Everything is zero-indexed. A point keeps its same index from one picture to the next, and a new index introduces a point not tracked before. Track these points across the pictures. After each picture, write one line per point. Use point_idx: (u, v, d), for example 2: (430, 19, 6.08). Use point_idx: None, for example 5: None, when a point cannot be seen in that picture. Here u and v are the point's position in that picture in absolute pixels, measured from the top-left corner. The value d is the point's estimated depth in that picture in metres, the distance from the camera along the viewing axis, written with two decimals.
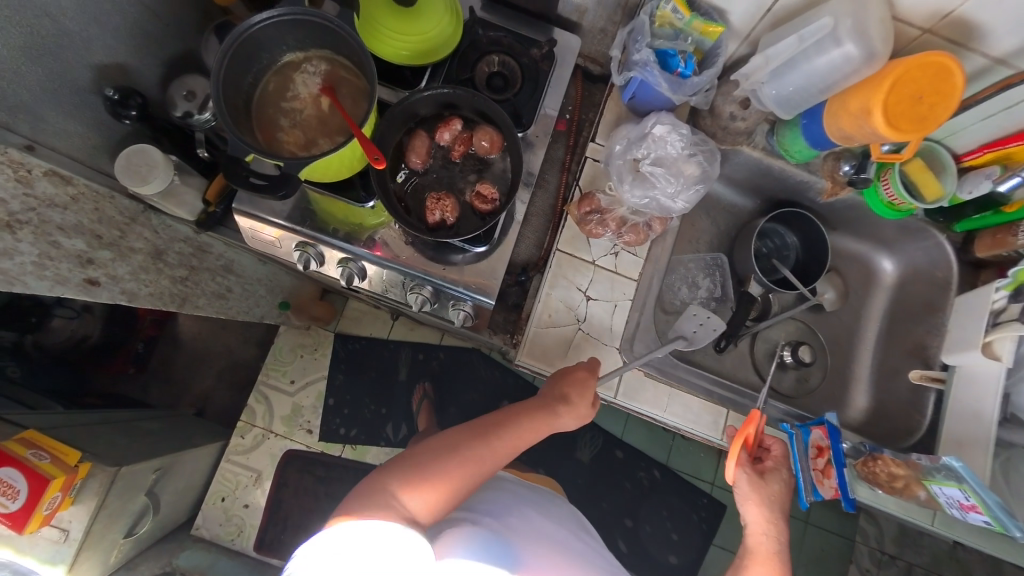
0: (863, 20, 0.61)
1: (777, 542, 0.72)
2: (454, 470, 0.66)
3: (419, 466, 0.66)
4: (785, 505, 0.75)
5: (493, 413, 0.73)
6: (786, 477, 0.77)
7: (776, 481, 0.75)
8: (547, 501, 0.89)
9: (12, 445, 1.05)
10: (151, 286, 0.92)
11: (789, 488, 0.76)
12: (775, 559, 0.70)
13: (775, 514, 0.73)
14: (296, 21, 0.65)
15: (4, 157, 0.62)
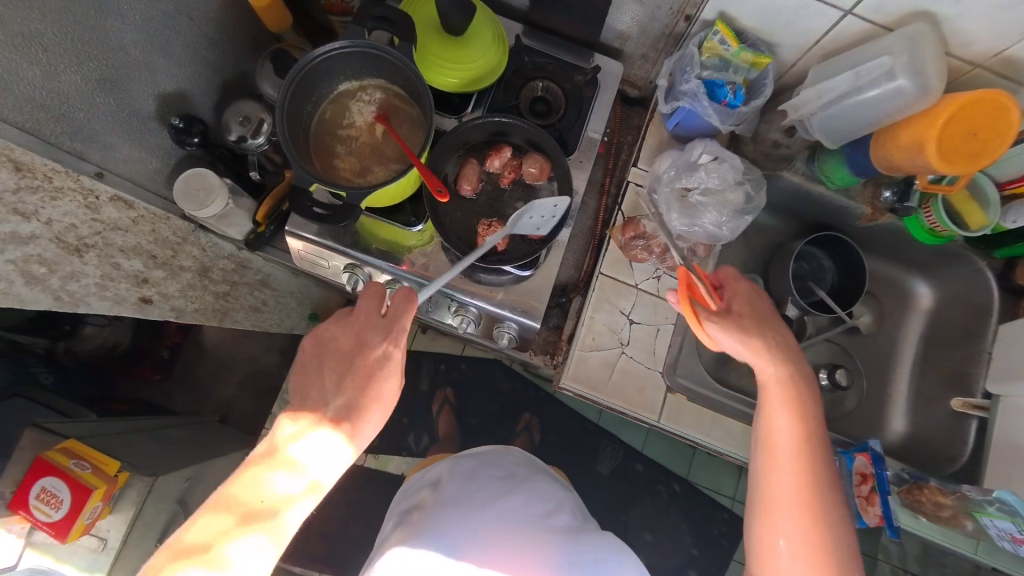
0: (920, 58, 0.62)
1: (804, 422, 0.58)
2: (346, 429, 0.59)
3: (300, 413, 0.60)
4: (805, 375, 0.61)
5: (376, 334, 0.63)
6: (771, 313, 0.65)
7: (772, 338, 0.62)
8: (525, 484, 0.86)
9: (55, 455, 1.07)
10: (196, 302, 0.94)
11: (791, 346, 0.62)
12: (811, 442, 0.57)
13: (788, 385, 0.59)
14: (356, 54, 0.67)
15: (76, 184, 0.62)
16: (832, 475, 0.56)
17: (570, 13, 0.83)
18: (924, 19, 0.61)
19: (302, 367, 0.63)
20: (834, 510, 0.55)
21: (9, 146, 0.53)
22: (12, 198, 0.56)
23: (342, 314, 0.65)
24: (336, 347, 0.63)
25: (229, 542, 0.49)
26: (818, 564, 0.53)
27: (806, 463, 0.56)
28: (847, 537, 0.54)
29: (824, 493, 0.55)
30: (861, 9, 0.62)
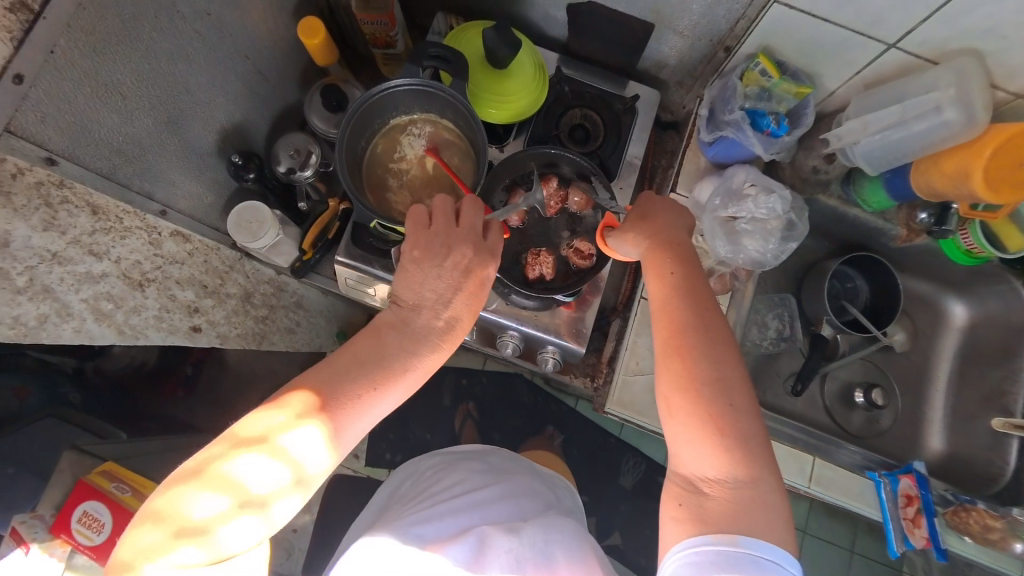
0: (967, 91, 0.64)
1: (689, 315, 0.54)
2: (428, 350, 0.60)
3: (404, 322, 0.61)
4: (685, 268, 0.57)
5: (485, 255, 0.62)
6: (661, 216, 0.61)
7: (646, 240, 0.60)
8: (506, 475, 0.83)
9: (96, 478, 1.04)
10: (239, 327, 0.93)
11: (666, 242, 0.59)
12: (694, 337, 0.53)
13: (675, 279, 0.56)
14: (410, 89, 0.70)
15: (142, 223, 0.63)
16: (729, 366, 0.52)
17: (610, 44, 0.85)
18: (970, 55, 0.63)
19: (420, 254, 0.59)
20: (731, 403, 0.50)
21: (89, 191, 0.54)
22: (87, 239, 0.58)
23: (451, 210, 0.62)
24: (454, 261, 0.60)
25: (226, 467, 0.47)
26: (706, 459, 0.49)
27: (692, 356, 0.52)
28: (747, 430, 0.50)
29: (712, 387, 0.50)
30: (904, 44, 0.64)
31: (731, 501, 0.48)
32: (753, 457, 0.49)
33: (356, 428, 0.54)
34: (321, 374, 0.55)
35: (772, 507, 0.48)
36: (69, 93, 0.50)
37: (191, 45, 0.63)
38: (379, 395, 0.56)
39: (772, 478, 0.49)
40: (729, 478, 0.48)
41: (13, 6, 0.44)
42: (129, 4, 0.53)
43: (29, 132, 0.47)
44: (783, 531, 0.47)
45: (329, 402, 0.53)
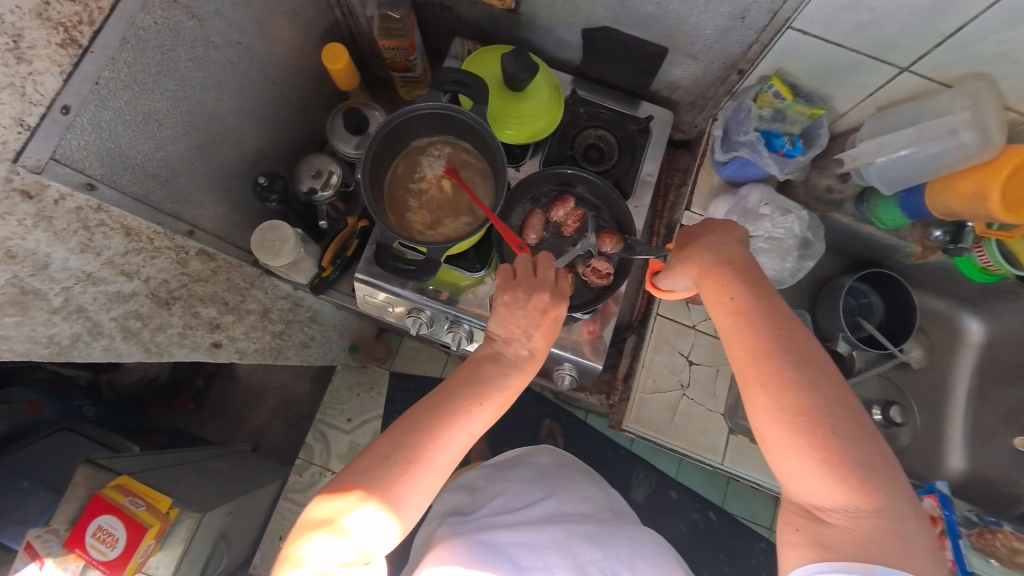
0: (982, 114, 0.65)
1: (766, 334, 0.50)
2: (519, 376, 0.62)
3: (499, 355, 0.63)
4: (751, 284, 0.53)
5: (561, 295, 0.64)
6: (716, 234, 0.59)
7: (702, 260, 0.58)
8: (561, 480, 0.83)
9: (111, 493, 1.04)
10: (257, 342, 0.94)
11: (723, 260, 0.56)
12: (778, 357, 0.49)
13: (738, 297, 0.53)
14: (431, 113, 0.71)
15: (171, 243, 0.64)
16: (828, 385, 0.47)
17: (624, 67, 0.88)
18: (982, 78, 0.64)
19: (512, 298, 0.63)
20: (839, 426, 0.46)
21: (124, 214, 0.56)
22: (119, 260, 0.59)
23: (529, 264, 0.66)
24: (535, 302, 0.63)
25: (303, 546, 0.47)
26: (821, 490, 0.46)
27: (779, 378, 0.48)
28: (866, 453, 0.45)
29: (816, 412, 0.46)
30: (916, 68, 0.65)
31: (859, 533, 0.44)
32: (880, 482, 0.44)
33: (459, 450, 0.56)
34: (409, 422, 0.55)
35: (908, 533, 0.44)
36: (111, 122, 0.52)
37: (223, 74, 0.66)
38: (474, 420, 0.57)
39: (902, 500, 0.45)
40: (850, 507, 0.45)
41: (64, 42, 0.46)
42: (169, 37, 0.55)
43: (72, 160, 0.49)
44: (922, 554, 0.43)
45: (421, 448, 0.53)
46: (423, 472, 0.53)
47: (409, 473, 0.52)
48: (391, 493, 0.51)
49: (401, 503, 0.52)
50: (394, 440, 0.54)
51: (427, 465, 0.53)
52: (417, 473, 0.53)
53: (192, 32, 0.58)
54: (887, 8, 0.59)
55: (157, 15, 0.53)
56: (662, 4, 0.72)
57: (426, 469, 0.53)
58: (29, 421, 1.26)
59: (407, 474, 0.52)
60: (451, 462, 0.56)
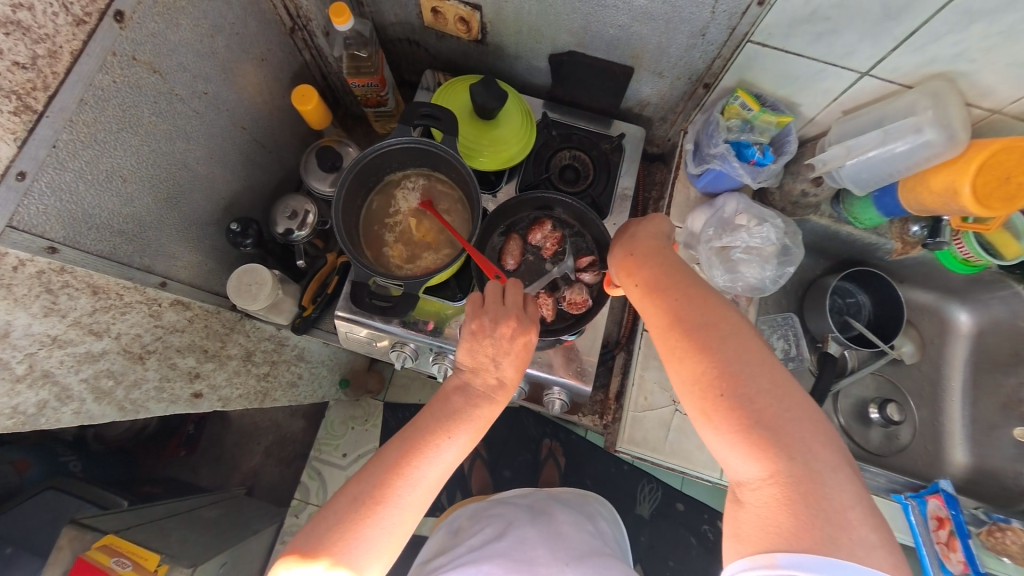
0: (945, 113, 0.65)
1: (664, 308, 0.51)
2: (489, 406, 0.61)
3: (466, 385, 0.62)
4: (653, 264, 0.54)
5: (528, 323, 0.62)
6: (631, 227, 0.60)
7: (615, 254, 0.59)
8: (545, 513, 0.83)
9: (95, 556, 0.99)
10: (241, 387, 0.91)
11: (632, 251, 0.57)
12: (674, 327, 0.49)
13: (642, 283, 0.54)
14: (403, 147, 0.71)
15: (143, 296, 0.63)
16: (723, 349, 0.46)
17: (592, 88, 0.89)
18: (941, 78, 0.65)
19: (479, 328, 0.61)
20: (732, 391, 0.44)
21: (89, 273, 0.55)
22: (87, 320, 0.58)
23: (499, 291, 0.65)
24: (502, 331, 0.61)
25: None
26: (731, 463, 0.44)
27: (676, 353, 0.48)
28: (762, 416, 0.43)
29: (709, 382, 0.45)
30: (876, 72, 0.66)
31: (761, 508, 0.42)
32: (778, 444, 0.42)
33: (429, 486, 0.54)
34: (378, 460, 0.54)
35: (820, 501, 0.40)
36: (71, 182, 0.51)
37: (190, 124, 0.66)
38: (443, 452, 0.55)
39: (811, 463, 0.41)
40: (752, 478, 0.43)
41: (17, 109, 0.45)
42: (130, 94, 0.55)
43: (30, 224, 0.48)
44: (833, 520, 0.39)
45: (388, 485, 0.52)
46: (395, 512, 0.51)
47: (377, 513, 0.51)
48: (362, 542, 0.49)
49: (374, 553, 0.50)
50: (364, 480, 0.52)
51: (396, 503, 0.52)
52: (385, 508, 0.51)
53: (154, 86, 0.58)
54: (840, 18, 0.60)
55: (116, 74, 0.52)
56: (623, 26, 0.73)
57: (394, 508, 0.51)
58: (13, 482, 1.21)
59: (377, 509, 0.51)
60: (424, 500, 0.54)
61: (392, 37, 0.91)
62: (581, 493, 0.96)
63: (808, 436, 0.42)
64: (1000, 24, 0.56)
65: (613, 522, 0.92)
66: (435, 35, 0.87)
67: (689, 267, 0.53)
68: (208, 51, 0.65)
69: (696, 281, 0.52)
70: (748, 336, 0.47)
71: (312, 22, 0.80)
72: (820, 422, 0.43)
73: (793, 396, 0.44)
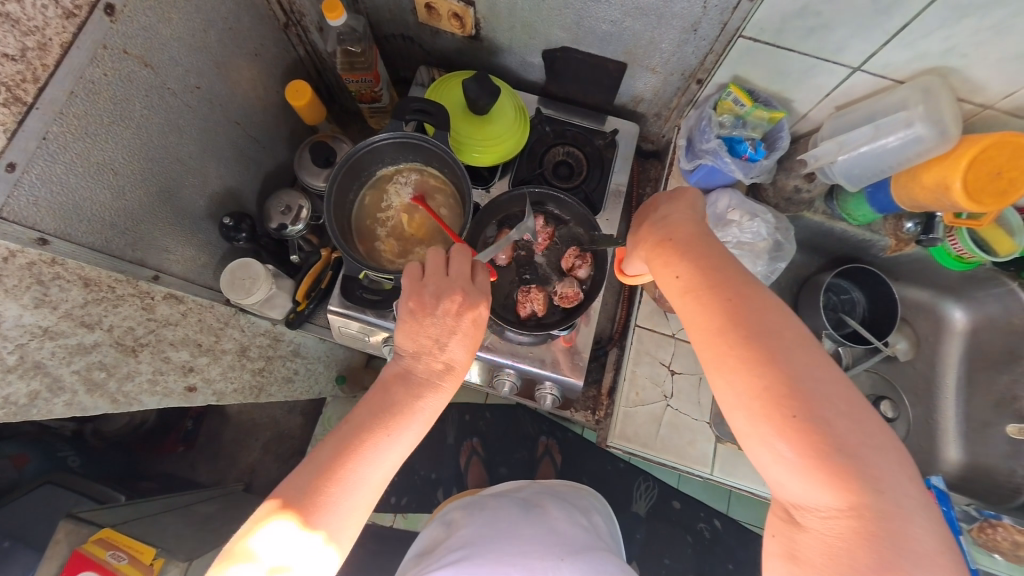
0: (936, 108, 0.65)
1: (719, 312, 0.45)
2: (434, 395, 0.58)
3: (408, 372, 0.59)
4: (701, 262, 0.49)
5: (477, 295, 0.60)
6: (664, 215, 0.56)
7: (653, 244, 0.54)
8: (539, 507, 0.83)
9: (92, 549, 1.00)
10: (235, 382, 0.92)
11: (673, 242, 0.51)
12: (733, 336, 0.44)
13: (690, 280, 0.48)
14: (395, 142, 0.71)
15: (135, 289, 0.63)
16: (793, 367, 0.41)
17: (586, 84, 0.89)
18: (933, 73, 0.65)
19: (419, 306, 0.59)
20: (806, 413, 0.40)
21: (81, 265, 0.55)
22: (79, 312, 0.58)
23: (441, 262, 0.62)
24: (447, 307, 0.59)
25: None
26: (793, 487, 0.41)
27: (738, 367, 0.43)
28: (842, 443, 0.39)
29: (779, 403, 0.41)
30: (869, 67, 0.66)
31: (831, 536, 0.39)
32: (857, 473, 0.39)
33: (370, 483, 0.51)
34: (310, 464, 0.50)
35: (898, 533, 0.38)
36: (61, 173, 0.52)
37: (182, 117, 0.66)
38: (384, 449, 0.53)
39: (890, 491, 0.38)
40: (823, 506, 0.39)
41: (7, 101, 0.45)
42: (121, 87, 0.56)
43: (21, 216, 0.49)
44: (908, 551, 0.37)
45: (322, 491, 0.49)
46: (335, 516, 0.49)
47: (315, 522, 0.48)
48: (331, 510, 0.49)
49: (341, 521, 0.49)
50: (296, 486, 0.49)
51: (336, 508, 0.49)
52: (355, 477, 0.50)
53: (146, 80, 0.59)
54: (831, 13, 0.60)
55: (106, 67, 0.53)
56: (616, 21, 0.73)
57: (332, 514, 0.49)
58: (11, 477, 1.22)
59: (349, 477, 0.50)
60: (370, 496, 0.52)
61: (387, 33, 0.91)
62: (575, 485, 0.97)
63: (887, 462, 0.39)
64: (990, 18, 0.56)
65: (606, 516, 0.92)
66: (429, 32, 0.87)
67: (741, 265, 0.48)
68: (200, 46, 0.65)
69: (752, 284, 0.46)
70: (814, 348, 0.43)
71: (305, 18, 0.81)
72: (895, 443, 0.40)
73: (865, 416, 0.40)
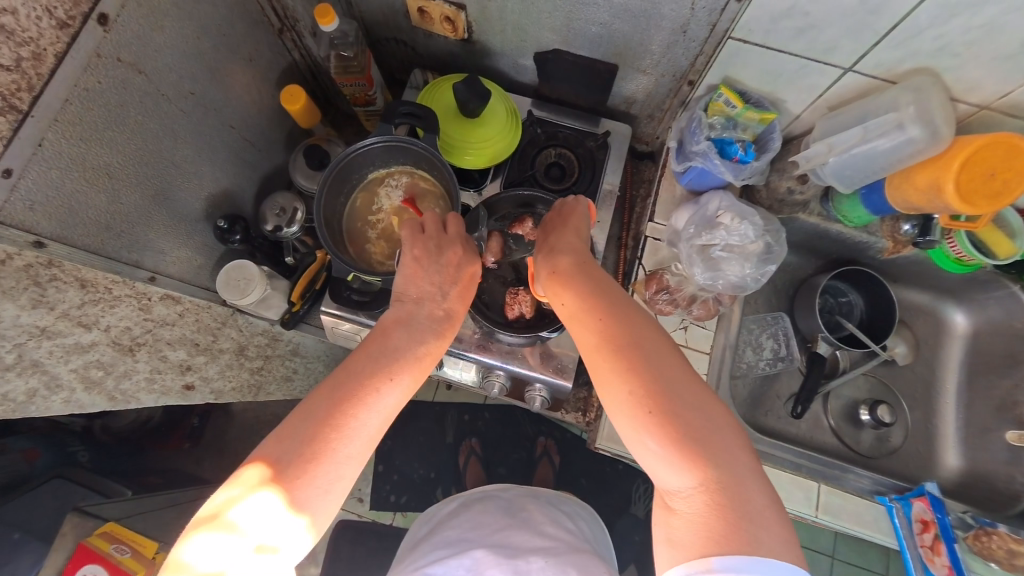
0: (927, 109, 0.64)
1: (595, 328, 0.51)
2: (435, 342, 0.59)
3: (409, 318, 0.59)
4: (580, 285, 0.55)
5: (473, 253, 0.65)
6: (553, 244, 0.62)
7: (542, 273, 0.60)
8: (524, 511, 0.83)
9: (97, 543, 1.03)
10: (233, 380, 0.94)
11: (558, 269, 0.58)
12: (606, 348, 0.50)
13: (570, 302, 0.55)
14: (385, 145, 0.72)
15: (131, 290, 0.65)
16: (649, 365, 0.47)
17: (578, 86, 0.89)
18: (924, 73, 0.64)
19: (424, 252, 0.62)
20: (662, 407, 0.45)
21: (77, 267, 0.57)
22: (76, 312, 0.60)
23: (442, 220, 0.67)
24: (449, 258, 0.63)
25: (182, 548, 0.41)
26: (661, 475, 0.45)
27: (608, 371, 0.49)
28: (689, 429, 0.44)
29: (640, 399, 0.46)
30: (859, 67, 0.65)
31: (691, 515, 0.42)
32: (705, 453, 0.44)
33: (369, 432, 0.50)
34: (306, 414, 0.49)
35: (743, 504, 0.42)
36: (57, 178, 0.53)
37: (177, 122, 0.68)
38: (385, 398, 0.52)
39: (732, 468, 0.43)
40: (683, 488, 0.43)
41: (2, 109, 0.47)
42: (116, 93, 0.57)
43: (18, 219, 0.51)
44: (756, 521, 0.41)
45: (322, 440, 0.47)
46: (334, 465, 0.47)
47: (311, 471, 0.46)
48: (337, 450, 0.47)
49: (345, 466, 0.48)
50: (290, 437, 0.47)
51: (333, 457, 0.47)
52: (360, 416, 0.49)
53: (140, 86, 0.60)
54: (819, 13, 0.60)
55: (100, 74, 0.55)
56: (605, 23, 0.73)
57: (331, 462, 0.47)
58: (23, 470, 1.25)
59: (354, 416, 0.49)
60: (367, 448, 0.50)
61: (381, 37, 0.92)
62: (562, 490, 0.96)
63: (729, 442, 0.45)
64: (980, 17, 0.55)
65: (592, 522, 0.92)
66: (422, 35, 0.88)
67: (616, 287, 0.55)
68: (193, 52, 0.67)
69: (621, 298, 0.53)
70: (672, 352, 0.49)
71: (300, 23, 0.82)
72: (736, 427, 0.47)
73: (712, 406, 0.46)
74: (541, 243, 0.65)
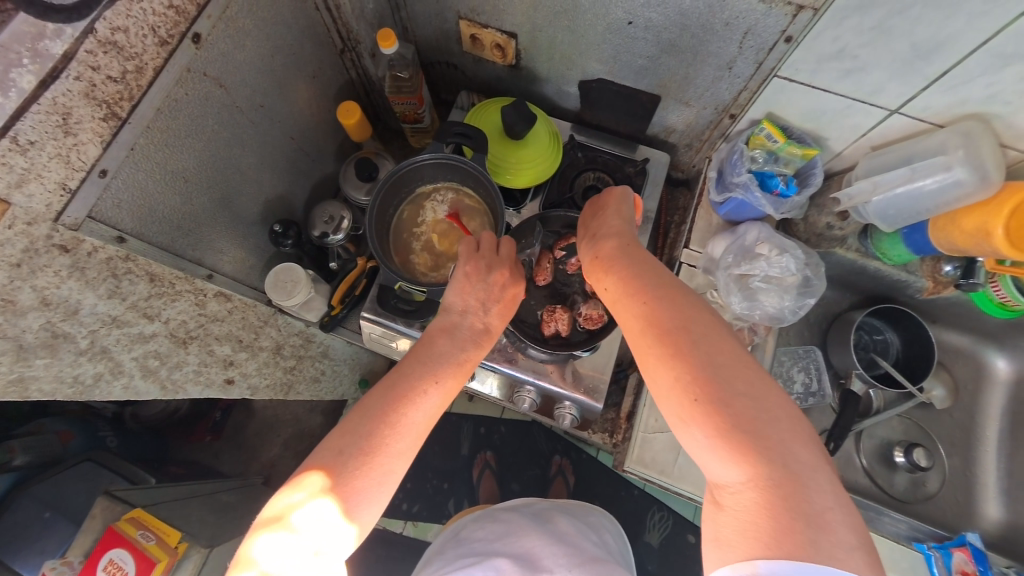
0: (976, 153, 0.65)
1: (639, 312, 0.52)
2: (477, 349, 0.62)
3: (454, 327, 0.62)
4: (623, 271, 0.56)
5: (519, 276, 0.67)
6: (599, 230, 0.63)
7: (587, 258, 0.62)
8: (547, 523, 0.82)
9: (123, 526, 1.04)
10: (269, 378, 0.97)
11: (600, 252, 0.60)
12: (650, 334, 0.50)
13: (614, 288, 0.56)
14: (435, 162, 0.76)
15: (191, 286, 0.69)
16: (696, 351, 0.47)
17: (620, 114, 0.92)
18: (974, 118, 0.64)
19: (474, 270, 0.65)
20: (709, 396, 0.45)
21: (150, 262, 0.61)
22: (143, 303, 0.64)
23: (494, 242, 0.68)
24: (495, 278, 0.65)
25: (249, 546, 0.43)
26: (709, 466, 0.45)
27: (652, 357, 0.49)
28: (741, 420, 0.44)
29: (684, 386, 0.46)
30: (906, 110, 0.66)
31: (741, 511, 0.43)
32: (757, 447, 0.43)
33: (417, 432, 0.52)
34: (361, 413, 0.51)
35: (799, 502, 0.41)
36: (143, 180, 0.58)
37: (246, 132, 0.73)
38: (430, 398, 0.54)
39: (791, 464, 0.42)
40: (732, 482, 0.43)
41: (106, 116, 0.52)
42: (199, 105, 0.62)
43: (107, 216, 0.55)
44: (815, 524, 0.40)
45: (378, 436, 0.50)
46: (387, 461, 0.49)
47: (369, 466, 0.48)
48: (390, 445, 0.50)
49: (396, 461, 0.50)
50: (349, 433, 0.50)
51: (387, 452, 0.50)
52: (410, 412, 0.52)
53: (220, 98, 0.66)
54: (868, 56, 0.61)
55: (189, 87, 0.60)
56: (652, 57, 0.76)
57: (386, 457, 0.49)
58: (57, 451, 1.29)
59: (406, 413, 0.52)
60: (414, 447, 0.52)
61: (432, 60, 0.97)
62: (587, 503, 0.96)
63: (787, 436, 0.44)
64: None
65: (618, 538, 0.91)
66: (472, 59, 0.93)
67: (663, 270, 0.55)
68: (266, 68, 0.72)
69: (668, 282, 0.53)
70: (722, 337, 0.49)
71: (360, 45, 0.88)
72: (794, 419, 0.45)
73: (768, 397, 0.45)
74: (586, 229, 0.67)
